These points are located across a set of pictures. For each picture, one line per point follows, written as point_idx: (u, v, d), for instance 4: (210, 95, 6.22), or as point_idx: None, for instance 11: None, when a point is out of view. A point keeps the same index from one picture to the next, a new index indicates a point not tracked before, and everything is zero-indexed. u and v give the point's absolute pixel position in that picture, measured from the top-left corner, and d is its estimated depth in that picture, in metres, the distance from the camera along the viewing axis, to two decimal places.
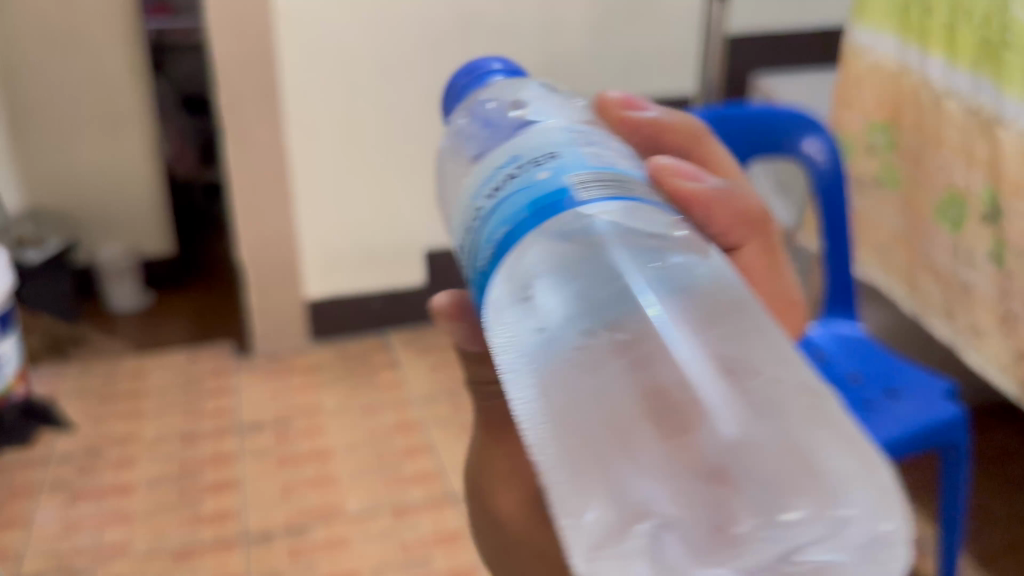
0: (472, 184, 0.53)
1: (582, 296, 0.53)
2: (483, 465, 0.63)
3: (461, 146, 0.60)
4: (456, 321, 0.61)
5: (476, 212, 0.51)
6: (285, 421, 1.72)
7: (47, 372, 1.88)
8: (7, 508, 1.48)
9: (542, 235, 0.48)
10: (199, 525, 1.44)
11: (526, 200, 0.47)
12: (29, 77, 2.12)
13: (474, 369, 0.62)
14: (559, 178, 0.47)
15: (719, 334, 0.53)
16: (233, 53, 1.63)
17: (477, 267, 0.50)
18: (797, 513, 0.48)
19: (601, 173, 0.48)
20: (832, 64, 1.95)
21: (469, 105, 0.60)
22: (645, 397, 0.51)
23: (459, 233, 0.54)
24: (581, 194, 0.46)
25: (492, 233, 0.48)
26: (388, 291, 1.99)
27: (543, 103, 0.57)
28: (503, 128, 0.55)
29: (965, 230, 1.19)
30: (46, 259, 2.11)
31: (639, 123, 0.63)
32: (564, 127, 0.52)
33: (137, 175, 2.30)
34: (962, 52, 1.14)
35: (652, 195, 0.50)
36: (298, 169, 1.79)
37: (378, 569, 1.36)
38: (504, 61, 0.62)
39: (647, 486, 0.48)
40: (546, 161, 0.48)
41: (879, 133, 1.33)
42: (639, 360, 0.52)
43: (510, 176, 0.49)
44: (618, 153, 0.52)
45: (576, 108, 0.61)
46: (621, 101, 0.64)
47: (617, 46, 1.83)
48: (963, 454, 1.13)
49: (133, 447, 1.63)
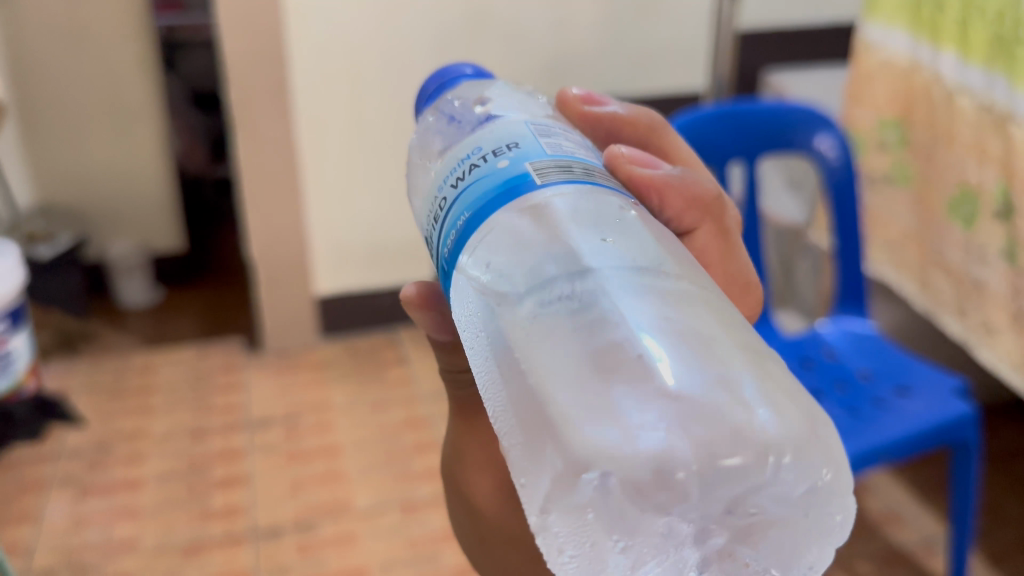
0: (436, 177, 0.52)
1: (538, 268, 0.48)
2: (459, 457, 0.70)
3: (426, 147, 0.57)
4: (424, 309, 0.61)
5: (439, 203, 0.50)
6: (294, 416, 1.72)
7: (58, 368, 1.89)
8: (18, 503, 1.49)
9: (510, 222, 0.47)
10: (208, 521, 1.44)
11: (490, 186, 0.47)
12: (41, 74, 2.12)
13: (448, 362, 0.66)
14: (519, 165, 0.47)
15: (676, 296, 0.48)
16: (243, 50, 1.64)
17: (442, 254, 0.49)
18: (740, 458, 0.45)
19: (562, 160, 0.48)
20: (843, 60, 1.94)
21: (436, 104, 0.57)
22: (593, 358, 0.46)
23: (424, 223, 0.53)
24: (542, 179, 0.46)
25: (456, 221, 0.48)
26: (397, 287, 1.99)
27: (508, 100, 0.55)
28: (467, 123, 0.52)
29: (977, 227, 1.18)
30: (58, 254, 2.10)
31: (601, 118, 0.65)
32: (526, 119, 0.51)
33: (148, 172, 2.32)
34: (975, 49, 1.13)
35: (609, 181, 0.50)
36: (308, 166, 1.79)
37: (386, 566, 1.36)
38: (475, 66, 0.59)
39: (592, 441, 0.44)
40: (507, 151, 0.48)
41: (889, 130, 1.33)
42: (590, 324, 0.46)
43: (474, 165, 0.48)
44: (577, 142, 0.51)
45: (541, 104, 0.59)
46: (582, 98, 0.65)
47: (628, 42, 1.83)
48: (973, 452, 1.12)
49: (142, 443, 1.63)
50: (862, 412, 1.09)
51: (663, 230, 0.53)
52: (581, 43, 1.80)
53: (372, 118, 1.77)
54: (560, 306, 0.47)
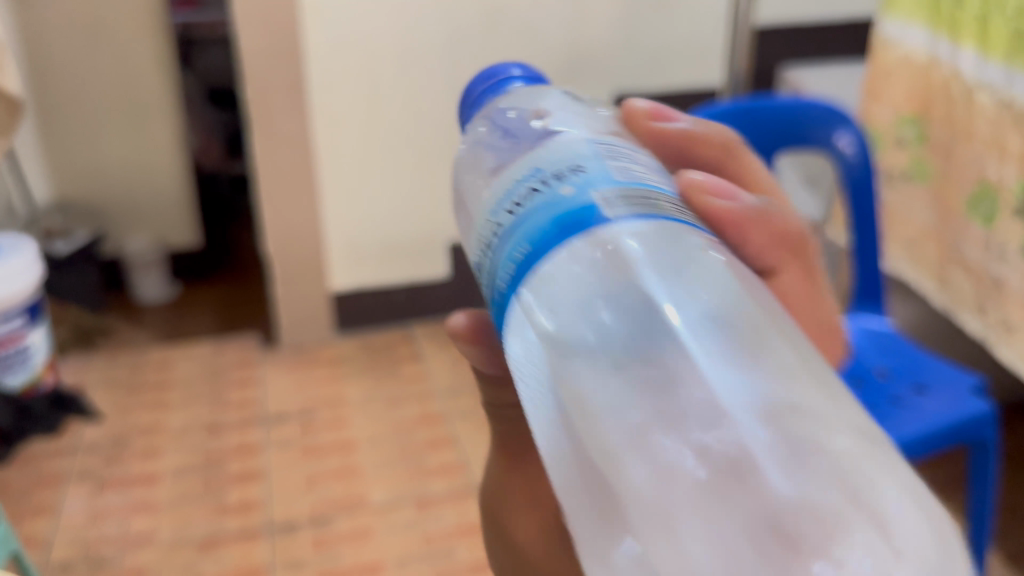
0: (491, 197, 0.49)
1: (614, 330, 0.47)
2: (502, 496, 0.60)
3: (478, 158, 0.56)
4: (475, 345, 0.57)
5: (493, 229, 0.47)
6: (309, 411, 1.73)
7: (76, 362, 1.91)
8: (36, 497, 1.50)
9: (574, 259, 0.44)
10: (224, 515, 1.45)
11: (549, 217, 0.43)
12: (58, 70, 2.14)
13: (495, 393, 0.58)
14: (584, 194, 0.44)
15: (760, 363, 0.46)
16: (259, 46, 1.65)
17: (497, 287, 0.46)
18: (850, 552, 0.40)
19: (629, 188, 0.44)
20: (859, 56, 1.94)
21: (488, 113, 0.56)
22: (671, 425, 0.45)
23: (476, 251, 0.50)
24: (608, 211, 0.43)
25: (513, 252, 0.44)
26: (411, 284, 1.99)
27: (567, 113, 0.54)
28: (526, 140, 0.52)
29: (997, 224, 1.17)
30: (76, 249, 2.13)
31: (668, 134, 0.61)
32: (589, 140, 0.49)
33: (164, 167, 2.32)
34: (994, 44, 1.12)
35: (684, 212, 0.46)
36: (323, 162, 1.79)
37: (401, 561, 1.36)
38: (523, 67, 0.58)
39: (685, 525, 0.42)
40: (571, 175, 0.45)
41: (908, 126, 1.31)
42: (665, 388, 0.46)
43: (533, 189, 0.45)
44: (647, 168, 0.48)
45: (599, 118, 0.57)
46: (649, 112, 0.60)
47: (644, 39, 1.83)
48: (992, 449, 1.11)
49: (159, 438, 1.64)
50: (877, 410, 1.09)
51: (745, 272, 0.51)
52: (597, 38, 1.79)
53: (388, 115, 1.77)
54: (634, 371, 0.46)
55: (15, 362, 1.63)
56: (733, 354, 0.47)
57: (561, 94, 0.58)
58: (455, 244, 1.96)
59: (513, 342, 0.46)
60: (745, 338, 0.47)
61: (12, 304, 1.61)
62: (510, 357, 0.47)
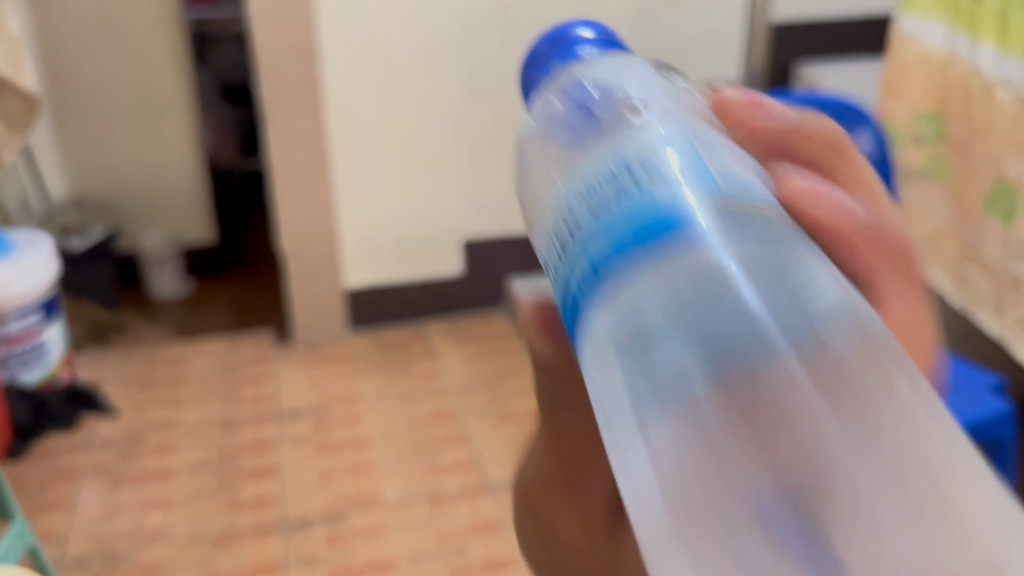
0: (566, 186, 0.47)
1: (692, 316, 0.41)
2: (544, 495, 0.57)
3: (552, 135, 0.53)
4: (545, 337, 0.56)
5: (564, 226, 0.45)
6: (323, 408, 1.73)
7: (91, 358, 1.92)
8: (52, 492, 1.51)
9: (653, 256, 0.41)
10: (238, 511, 1.45)
11: (620, 213, 0.42)
12: (74, 67, 2.15)
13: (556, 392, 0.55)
14: (664, 192, 0.42)
15: (852, 370, 0.41)
16: (274, 43, 1.65)
17: (570, 281, 0.44)
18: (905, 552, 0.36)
19: (713, 191, 0.43)
20: (876, 52, 1.93)
21: (559, 82, 0.54)
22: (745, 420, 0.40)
23: (544, 240, 0.49)
24: (683, 196, 0.42)
25: (594, 243, 0.42)
26: (425, 281, 2.00)
27: (652, 92, 0.52)
28: (600, 122, 0.49)
29: (1016, 222, 1.16)
30: (91, 247, 2.14)
31: (761, 129, 0.55)
32: (675, 132, 0.47)
33: (179, 164, 2.33)
34: (1014, 41, 1.11)
35: (776, 216, 0.44)
36: (337, 160, 1.80)
37: (414, 557, 1.36)
38: (594, 29, 0.57)
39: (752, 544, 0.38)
40: (653, 175, 0.43)
41: (926, 123, 1.30)
42: (750, 392, 0.40)
43: (612, 179, 0.44)
44: (731, 158, 0.47)
45: (682, 99, 0.55)
46: (742, 102, 0.56)
47: (659, 36, 1.81)
48: (1008, 450, 1.10)
49: (174, 433, 1.65)
50: None
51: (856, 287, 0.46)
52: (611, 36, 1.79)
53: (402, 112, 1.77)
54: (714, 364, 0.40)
55: (31, 357, 1.66)
56: (821, 358, 0.41)
57: (640, 65, 0.56)
58: (467, 242, 1.97)
59: (586, 340, 0.43)
60: (843, 352, 0.41)
61: (30, 300, 1.63)
62: (583, 361, 0.44)
